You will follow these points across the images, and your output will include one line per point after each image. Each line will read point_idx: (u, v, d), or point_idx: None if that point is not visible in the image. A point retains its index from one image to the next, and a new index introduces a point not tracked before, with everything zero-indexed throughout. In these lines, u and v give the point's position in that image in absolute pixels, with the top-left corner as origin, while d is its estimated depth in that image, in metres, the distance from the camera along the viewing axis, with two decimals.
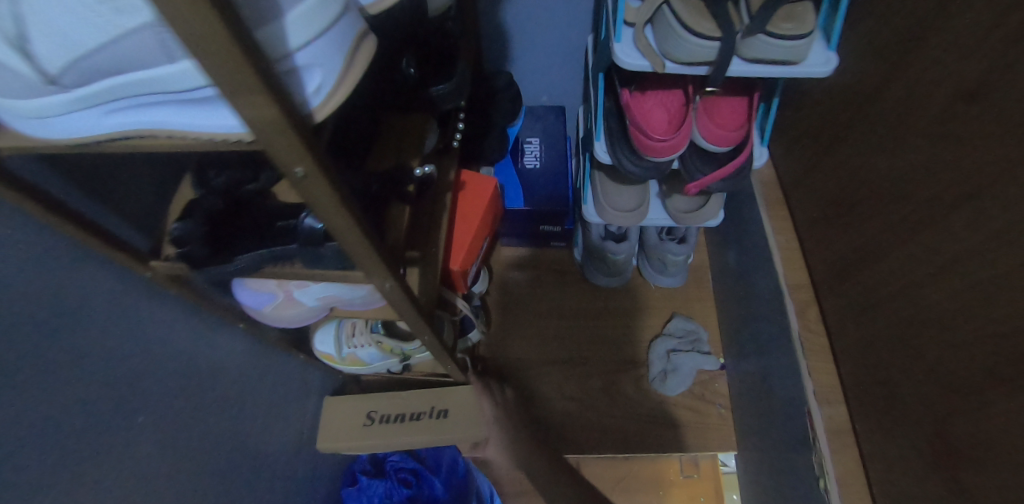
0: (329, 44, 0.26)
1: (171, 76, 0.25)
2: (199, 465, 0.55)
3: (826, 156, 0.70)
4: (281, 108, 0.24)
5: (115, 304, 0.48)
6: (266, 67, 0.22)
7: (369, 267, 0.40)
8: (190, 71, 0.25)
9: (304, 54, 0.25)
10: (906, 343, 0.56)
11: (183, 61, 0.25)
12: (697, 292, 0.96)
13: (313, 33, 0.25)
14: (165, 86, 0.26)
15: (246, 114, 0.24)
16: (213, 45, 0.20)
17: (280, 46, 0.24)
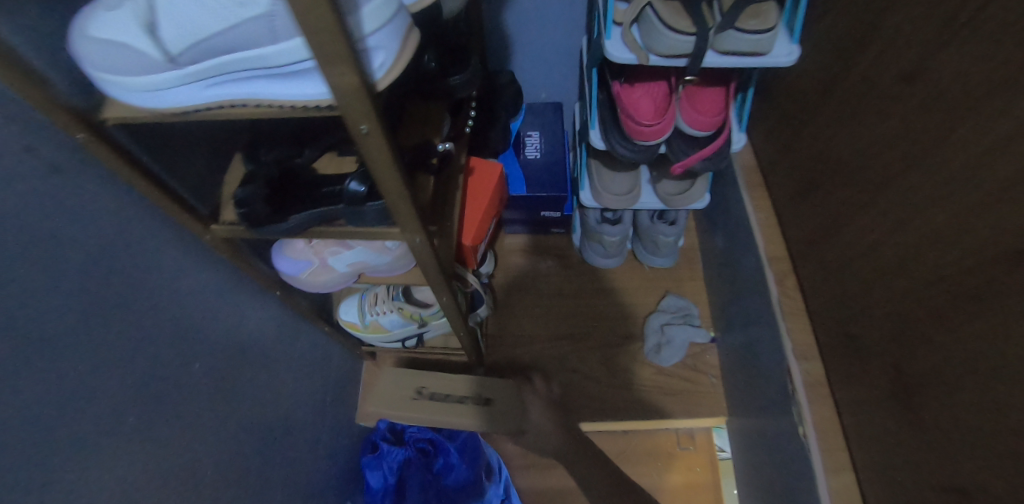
0: (388, 32, 0.34)
1: (281, 52, 0.33)
2: (234, 412, 0.62)
3: (798, 139, 0.78)
4: (360, 76, 0.32)
5: (177, 265, 0.55)
6: (352, 43, 0.30)
7: (405, 222, 0.48)
8: (299, 48, 0.33)
9: (373, 38, 0.33)
10: (868, 296, 0.64)
11: (295, 39, 0.33)
12: (688, 273, 1.04)
13: (379, 22, 0.33)
14: (266, 62, 0.34)
15: (331, 80, 0.32)
16: (322, 24, 0.28)
17: (359, 29, 0.32)
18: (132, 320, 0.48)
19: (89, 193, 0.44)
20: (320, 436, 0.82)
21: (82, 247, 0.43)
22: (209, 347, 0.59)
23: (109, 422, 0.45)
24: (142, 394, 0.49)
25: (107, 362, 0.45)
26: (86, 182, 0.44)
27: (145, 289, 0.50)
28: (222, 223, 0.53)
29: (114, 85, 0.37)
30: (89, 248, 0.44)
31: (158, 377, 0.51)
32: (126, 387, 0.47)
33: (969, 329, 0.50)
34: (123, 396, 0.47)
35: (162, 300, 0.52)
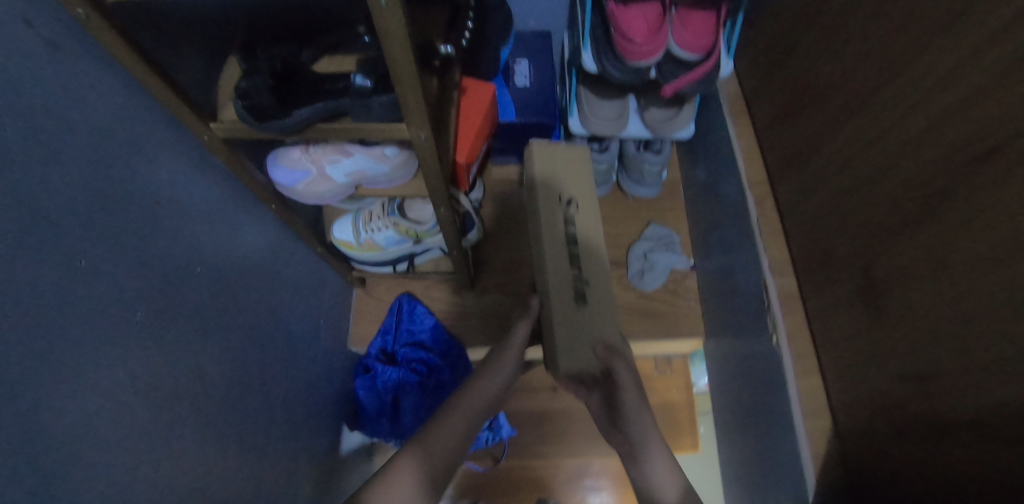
0: None
1: None
2: (229, 320, 0.63)
3: (781, 66, 0.80)
4: None
5: (174, 166, 0.54)
6: None
7: (412, 116, 0.48)
8: None
9: None
10: (842, 211, 0.68)
11: None
12: (671, 204, 1.07)
13: None
14: None
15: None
16: None
17: None
18: (130, 215, 0.48)
19: (86, 77, 0.43)
20: (313, 354, 0.84)
21: (80, 132, 0.43)
22: (206, 253, 0.59)
23: (115, 311, 0.46)
24: (145, 289, 0.49)
25: (109, 252, 0.46)
26: (83, 66, 0.43)
27: (142, 186, 0.50)
28: (221, 122, 0.52)
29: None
30: (87, 135, 0.43)
31: (155, 276, 0.51)
32: (128, 280, 0.48)
33: (936, 229, 0.54)
34: (125, 288, 0.47)
35: (159, 200, 0.52)
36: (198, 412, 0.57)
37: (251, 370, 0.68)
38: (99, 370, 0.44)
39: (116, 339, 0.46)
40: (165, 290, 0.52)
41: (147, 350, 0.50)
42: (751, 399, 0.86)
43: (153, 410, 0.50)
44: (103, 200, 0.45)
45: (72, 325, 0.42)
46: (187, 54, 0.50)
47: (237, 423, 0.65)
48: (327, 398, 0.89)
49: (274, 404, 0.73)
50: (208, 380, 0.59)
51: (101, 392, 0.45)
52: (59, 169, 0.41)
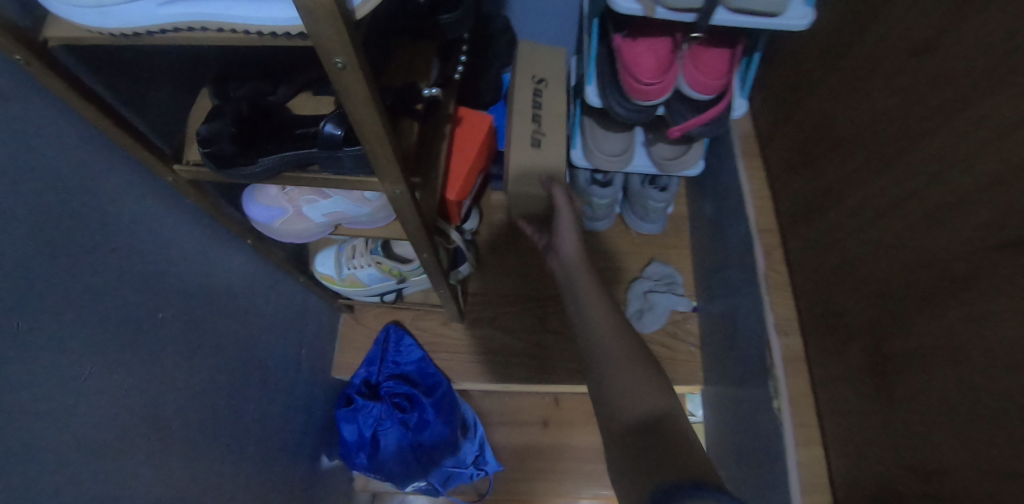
0: None
1: None
2: (206, 363, 0.60)
3: (797, 110, 0.75)
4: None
5: (141, 209, 0.51)
6: None
7: (385, 171, 0.44)
8: None
9: None
10: (854, 277, 0.63)
11: None
12: (675, 240, 1.02)
13: None
14: None
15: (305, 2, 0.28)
16: None
17: None
18: (93, 268, 0.44)
19: (39, 125, 0.39)
20: (294, 388, 0.81)
21: (33, 186, 0.39)
22: (180, 297, 0.55)
23: (78, 376, 0.42)
24: (109, 346, 0.46)
25: (68, 310, 0.42)
26: (35, 113, 0.39)
27: (105, 232, 0.46)
28: (184, 165, 0.48)
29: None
30: (40, 188, 0.40)
31: (120, 328, 0.47)
32: (91, 338, 0.44)
33: (954, 315, 0.49)
34: (88, 348, 0.44)
35: (125, 247, 0.48)
36: (173, 469, 0.54)
37: (230, 414, 0.64)
38: (58, 443, 0.41)
39: (78, 406, 0.42)
40: (135, 342, 0.49)
41: (114, 411, 0.46)
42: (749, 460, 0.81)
43: (123, 474, 0.47)
44: (60, 257, 0.41)
45: (30, 398, 0.38)
46: (150, 93, 0.47)
47: (215, 472, 0.61)
48: (308, 432, 0.85)
49: (254, 446, 0.70)
50: (180, 428, 0.55)
51: (62, 467, 0.41)
52: (12, 229, 0.37)
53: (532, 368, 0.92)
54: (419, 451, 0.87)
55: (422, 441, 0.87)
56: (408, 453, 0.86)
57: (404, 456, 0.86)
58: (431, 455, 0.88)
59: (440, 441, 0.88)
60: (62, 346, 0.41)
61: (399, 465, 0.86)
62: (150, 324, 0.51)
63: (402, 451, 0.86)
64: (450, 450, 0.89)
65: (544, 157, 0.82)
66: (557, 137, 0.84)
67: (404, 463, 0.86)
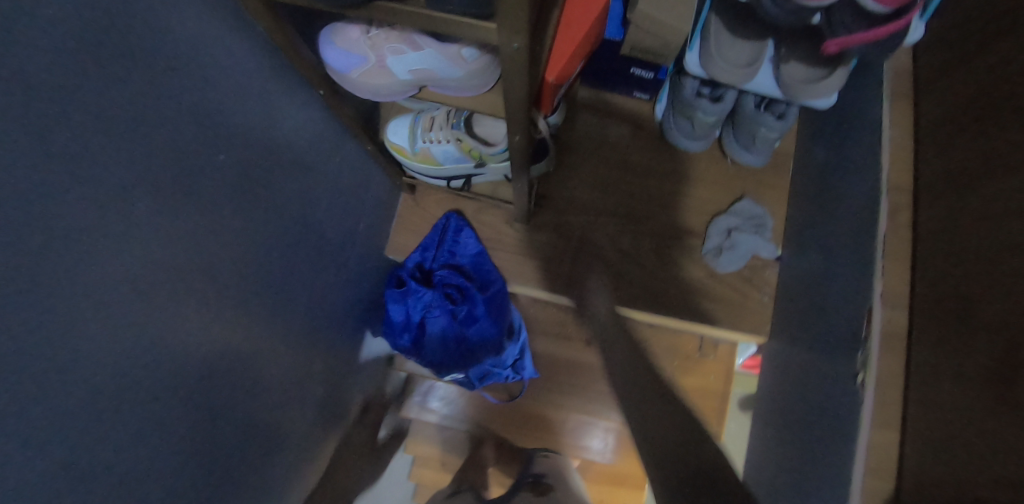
0: None
1: None
2: (265, 222, 0.56)
3: (993, 42, 0.60)
4: None
5: (215, 30, 0.44)
6: None
7: (506, 16, 0.36)
8: None
9: None
10: (1003, 259, 0.52)
11: None
12: (773, 179, 0.91)
13: None
14: None
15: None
16: None
17: None
18: (152, 91, 0.38)
19: None
20: (346, 261, 0.78)
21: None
22: (247, 140, 0.50)
23: (138, 207, 0.38)
24: (168, 189, 0.41)
25: (123, 139, 0.36)
26: None
27: (167, 52, 0.39)
28: None
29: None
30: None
31: (182, 171, 0.42)
32: (155, 167, 0.39)
33: None
34: (151, 177, 0.39)
35: (192, 71, 0.42)
36: (229, 321, 0.51)
37: (284, 277, 0.62)
38: (118, 276, 0.37)
39: (139, 243, 0.38)
40: (206, 183, 0.45)
41: (176, 255, 0.42)
42: (802, 426, 0.77)
43: (181, 329, 0.44)
44: (124, 64, 0.35)
45: (90, 221, 0.34)
46: None
47: (267, 334, 0.59)
48: (356, 305, 0.84)
49: (303, 313, 0.68)
50: (235, 287, 0.52)
51: (122, 305, 0.38)
52: (61, 12, 0.30)
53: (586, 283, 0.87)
54: (462, 345, 0.86)
55: (467, 335, 0.86)
56: (451, 343, 0.86)
57: (445, 346, 0.86)
58: (473, 351, 0.87)
59: (483, 339, 0.87)
60: (127, 172, 0.37)
61: (440, 355, 0.86)
62: (212, 170, 0.46)
63: (445, 340, 0.86)
64: (492, 351, 0.87)
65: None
66: None
67: (447, 354, 0.86)
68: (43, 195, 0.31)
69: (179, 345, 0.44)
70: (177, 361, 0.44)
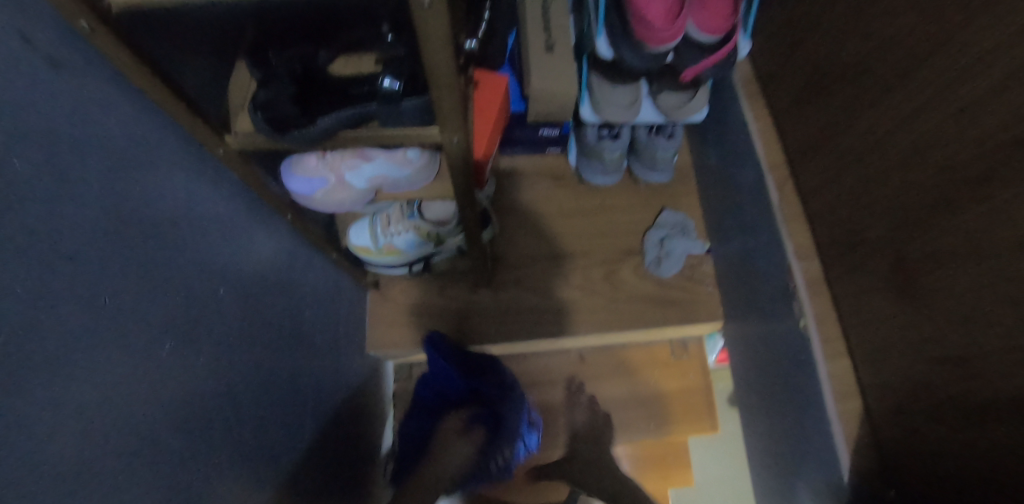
0: None
1: None
2: (241, 338, 0.60)
3: (804, 42, 0.78)
4: None
5: (185, 176, 0.52)
6: None
7: (446, 119, 0.46)
8: None
9: None
10: (863, 192, 0.69)
11: None
12: (683, 188, 1.05)
13: None
14: None
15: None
16: None
17: None
18: (137, 234, 0.45)
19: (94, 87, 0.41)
20: (330, 362, 0.82)
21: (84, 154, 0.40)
22: (219, 269, 0.57)
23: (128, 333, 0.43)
24: (154, 317, 0.46)
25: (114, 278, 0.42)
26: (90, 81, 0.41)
27: (151, 201, 0.47)
28: (236, 134, 0.52)
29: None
30: (88, 153, 0.40)
31: (165, 296, 0.48)
32: (142, 297, 0.45)
33: (978, 211, 0.55)
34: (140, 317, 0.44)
35: (169, 212, 0.49)
36: (214, 437, 0.54)
37: (263, 391, 0.64)
38: (114, 397, 0.41)
39: (131, 370, 0.43)
40: (186, 314, 0.51)
41: (162, 375, 0.47)
42: (780, 388, 0.86)
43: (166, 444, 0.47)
44: (113, 217, 0.42)
45: (93, 349, 0.39)
46: (192, 63, 0.49)
47: (254, 445, 0.62)
48: (349, 400, 0.88)
49: (290, 420, 0.70)
50: (219, 401, 0.55)
51: (117, 422, 0.42)
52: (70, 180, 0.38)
53: (554, 323, 0.94)
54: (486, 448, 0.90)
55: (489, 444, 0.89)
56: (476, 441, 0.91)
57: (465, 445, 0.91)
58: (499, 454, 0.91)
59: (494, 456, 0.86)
60: (121, 313, 0.42)
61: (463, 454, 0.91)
62: (190, 293, 0.51)
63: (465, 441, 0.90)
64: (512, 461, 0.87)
65: (558, 63, 0.81)
66: (566, 49, 0.82)
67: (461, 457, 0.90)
68: (54, 330, 0.36)
69: (167, 457, 0.47)
70: (165, 473, 0.47)
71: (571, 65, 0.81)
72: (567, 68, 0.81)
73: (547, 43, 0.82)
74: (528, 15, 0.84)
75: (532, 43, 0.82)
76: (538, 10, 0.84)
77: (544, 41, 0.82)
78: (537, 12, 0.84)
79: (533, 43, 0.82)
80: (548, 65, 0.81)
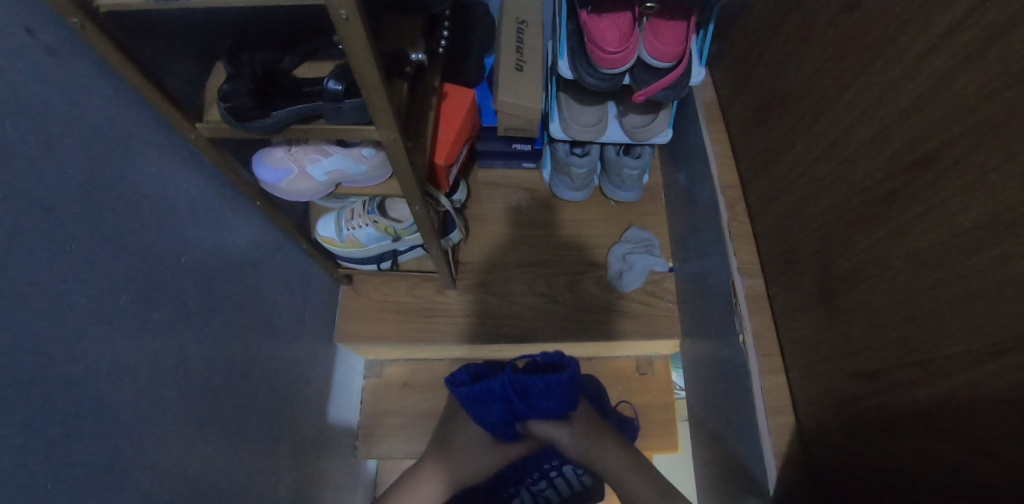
0: None
1: None
2: (207, 309, 0.67)
3: (756, 72, 0.83)
4: None
5: (160, 159, 0.60)
6: None
7: (379, 117, 0.52)
8: None
9: None
10: (801, 211, 0.72)
11: None
12: (651, 208, 1.09)
13: None
14: None
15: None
16: None
17: None
18: (107, 206, 0.52)
19: (79, 78, 0.49)
20: (298, 346, 0.88)
21: (63, 132, 0.47)
22: (189, 245, 0.64)
23: (92, 288, 0.50)
24: (119, 276, 0.53)
25: (81, 240, 0.49)
26: (76, 72, 0.49)
27: (125, 179, 0.55)
28: (206, 123, 0.57)
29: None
30: (68, 132, 0.48)
31: (130, 262, 0.55)
32: (107, 260, 0.52)
33: (885, 229, 0.58)
34: (104, 275, 0.51)
35: (142, 189, 0.57)
36: (175, 393, 0.60)
37: (227, 360, 0.70)
38: (75, 339, 0.48)
39: (95, 318, 0.50)
40: (151, 279, 0.58)
41: (124, 330, 0.54)
42: (724, 402, 0.88)
43: (125, 389, 0.53)
44: (86, 188, 0.50)
45: (58, 299, 0.46)
46: (177, 61, 0.56)
47: (214, 407, 0.67)
48: (316, 385, 0.93)
49: (254, 393, 0.76)
50: (183, 364, 0.62)
51: (80, 361, 0.48)
52: (49, 153, 0.46)
53: (517, 327, 0.98)
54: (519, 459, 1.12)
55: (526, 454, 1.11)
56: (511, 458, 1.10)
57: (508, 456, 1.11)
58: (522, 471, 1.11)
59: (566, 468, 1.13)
60: (84, 266, 0.49)
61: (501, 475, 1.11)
62: (156, 263, 0.59)
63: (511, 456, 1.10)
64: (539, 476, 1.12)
65: (525, 81, 0.87)
66: (534, 70, 0.89)
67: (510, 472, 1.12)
68: (31, 275, 0.44)
69: (125, 401, 0.53)
70: (122, 414, 0.53)
71: (538, 84, 0.87)
72: (534, 87, 0.87)
73: (517, 63, 0.88)
74: (502, 37, 0.90)
75: (504, 62, 0.88)
76: (512, 33, 0.90)
77: (514, 61, 0.88)
78: (511, 35, 0.90)
79: (504, 62, 0.88)
80: (517, 82, 0.87)
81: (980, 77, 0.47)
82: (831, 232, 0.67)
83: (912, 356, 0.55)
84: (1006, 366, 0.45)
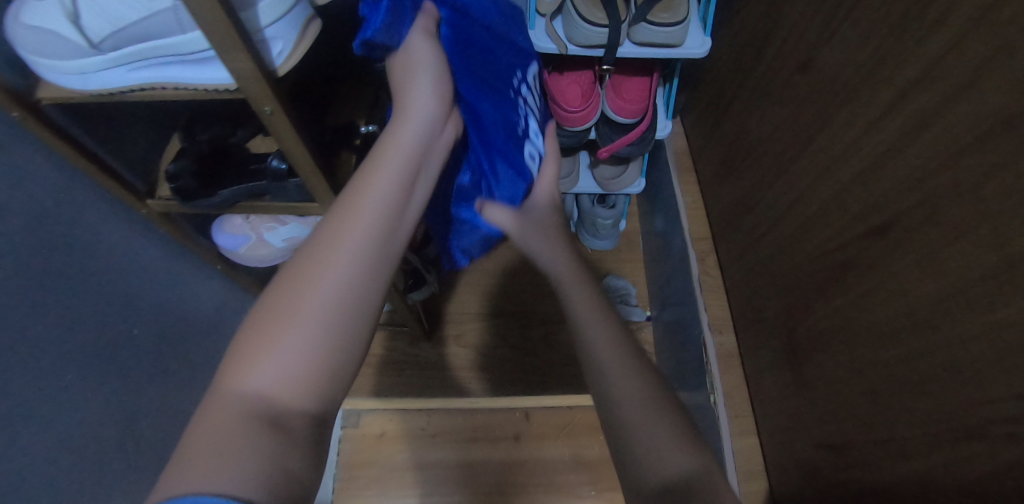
0: (286, 24, 0.40)
1: (184, 41, 0.40)
2: (149, 377, 0.67)
3: (722, 123, 0.83)
4: (255, 64, 0.38)
5: (111, 233, 0.61)
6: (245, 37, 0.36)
7: (321, 194, 0.53)
8: (199, 38, 0.39)
9: (270, 29, 0.39)
10: (767, 268, 0.71)
11: (195, 32, 0.39)
12: (629, 255, 1.08)
13: (275, 16, 0.39)
14: (177, 49, 0.40)
15: (233, 67, 0.38)
16: (220, 35, 0.35)
17: (255, 23, 0.38)
18: (55, 289, 0.54)
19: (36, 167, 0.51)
20: None
21: (17, 221, 0.49)
22: (137, 315, 0.65)
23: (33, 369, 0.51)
24: (59, 355, 0.54)
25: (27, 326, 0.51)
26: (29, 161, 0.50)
27: (73, 259, 0.56)
28: (156, 199, 0.58)
29: (38, 65, 0.42)
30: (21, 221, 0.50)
31: (72, 338, 0.56)
32: (48, 340, 0.53)
33: (844, 298, 0.57)
34: (45, 355, 0.52)
35: (90, 266, 0.58)
36: (112, 463, 0.60)
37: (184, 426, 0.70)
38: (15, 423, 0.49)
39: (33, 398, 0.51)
40: (94, 352, 0.59)
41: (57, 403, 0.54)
42: None
43: (58, 464, 0.53)
44: (34, 273, 0.51)
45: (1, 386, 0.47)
46: (132, 140, 0.58)
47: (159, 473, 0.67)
48: None
49: None
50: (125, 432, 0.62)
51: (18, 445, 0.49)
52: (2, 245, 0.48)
53: (492, 376, 1.02)
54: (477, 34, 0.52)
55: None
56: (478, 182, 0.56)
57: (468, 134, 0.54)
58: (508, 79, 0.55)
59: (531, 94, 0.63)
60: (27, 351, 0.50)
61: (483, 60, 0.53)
62: (100, 335, 0.60)
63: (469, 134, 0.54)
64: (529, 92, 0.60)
65: None
66: None
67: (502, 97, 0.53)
68: None
69: (59, 473, 0.53)
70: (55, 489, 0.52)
71: None
72: None
73: None
74: None
75: None
76: None
77: None
78: None
79: None
80: None
81: (928, 149, 0.46)
82: (796, 292, 0.65)
83: (869, 433, 0.53)
84: (974, 454, 0.42)
